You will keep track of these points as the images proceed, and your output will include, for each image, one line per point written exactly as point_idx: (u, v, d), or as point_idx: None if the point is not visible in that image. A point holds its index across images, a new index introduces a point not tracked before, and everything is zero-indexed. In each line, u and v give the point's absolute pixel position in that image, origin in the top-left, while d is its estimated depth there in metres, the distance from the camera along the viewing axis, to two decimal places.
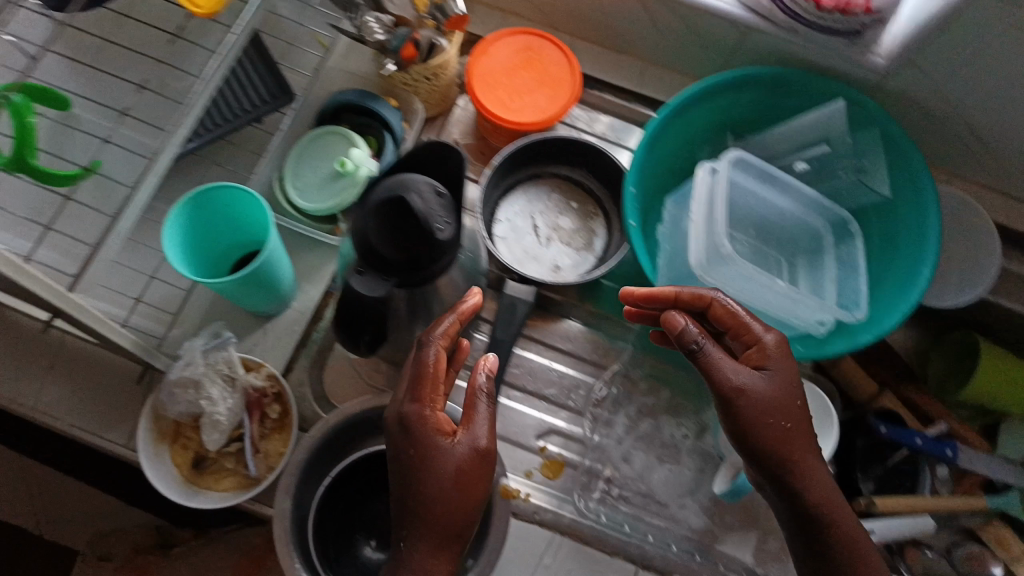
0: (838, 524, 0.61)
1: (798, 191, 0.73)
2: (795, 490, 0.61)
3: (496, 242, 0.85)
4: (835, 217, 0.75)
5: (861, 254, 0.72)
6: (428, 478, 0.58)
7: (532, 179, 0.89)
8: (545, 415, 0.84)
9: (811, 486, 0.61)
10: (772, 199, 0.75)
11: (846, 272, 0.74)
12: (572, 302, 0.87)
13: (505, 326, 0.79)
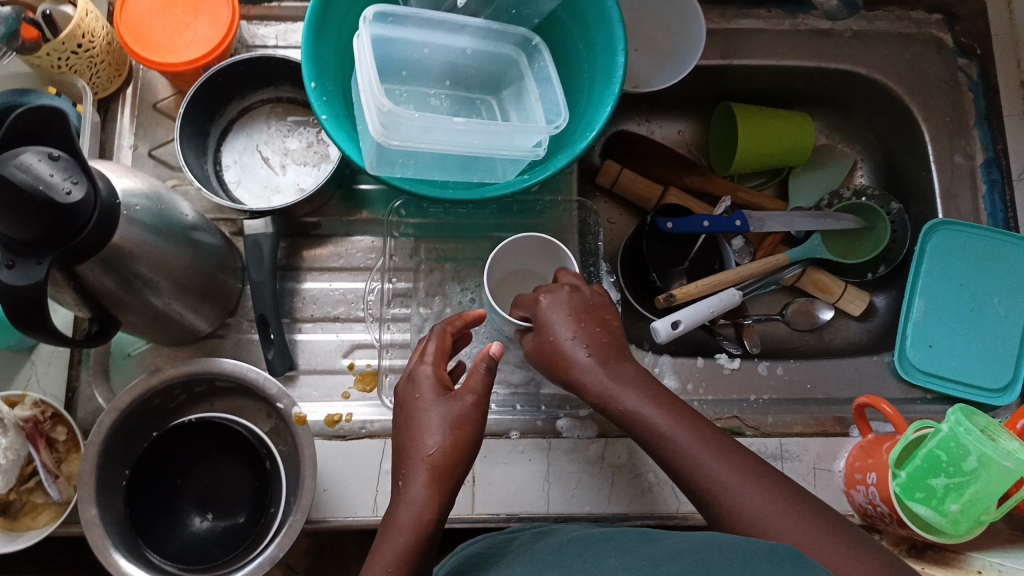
0: (674, 438, 0.58)
1: (469, 25, 0.72)
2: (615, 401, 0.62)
3: (233, 189, 0.83)
4: (517, 38, 0.74)
5: (551, 64, 0.72)
6: (455, 441, 0.59)
7: (245, 114, 0.86)
8: (342, 335, 0.82)
9: (639, 417, 0.59)
10: (450, 42, 0.73)
11: (545, 87, 0.73)
12: (331, 218, 0.85)
13: (257, 264, 0.76)
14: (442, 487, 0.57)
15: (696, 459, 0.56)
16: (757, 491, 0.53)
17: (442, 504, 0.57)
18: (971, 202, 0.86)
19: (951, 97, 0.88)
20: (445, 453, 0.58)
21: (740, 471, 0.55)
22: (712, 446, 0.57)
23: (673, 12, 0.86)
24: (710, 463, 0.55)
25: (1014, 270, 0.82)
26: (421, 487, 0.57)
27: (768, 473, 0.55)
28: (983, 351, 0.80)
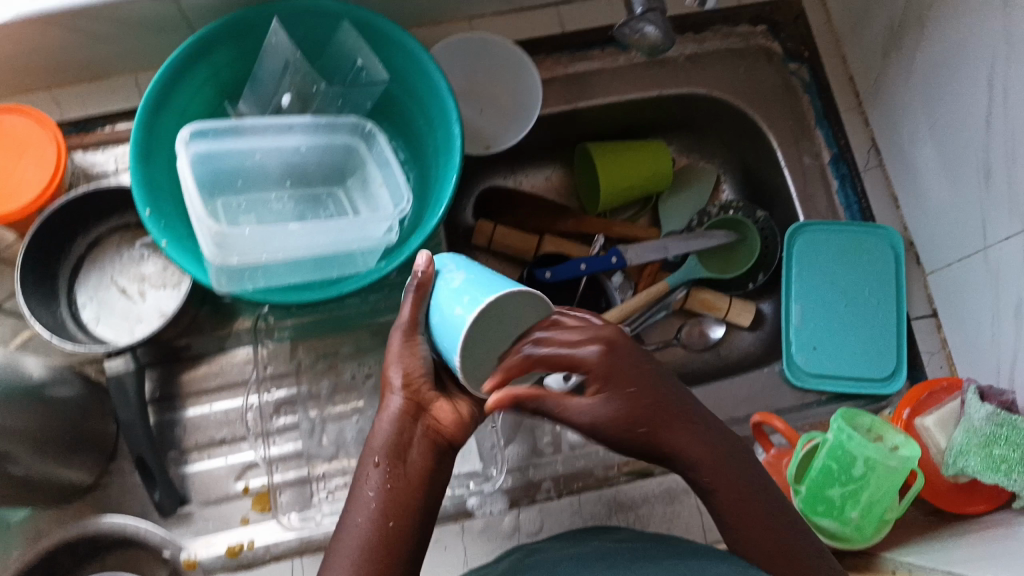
0: (691, 443, 0.53)
1: (296, 123, 0.70)
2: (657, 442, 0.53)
3: (93, 327, 0.79)
4: (349, 126, 0.72)
5: (387, 148, 0.71)
6: (400, 429, 0.54)
7: (95, 246, 0.81)
8: (231, 458, 0.78)
9: (667, 427, 0.53)
10: (281, 142, 0.71)
11: (386, 171, 0.72)
12: (202, 336, 0.80)
13: (125, 406, 0.73)
14: (398, 477, 0.53)
15: (713, 461, 0.54)
16: (739, 509, 0.53)
17: (410, 486, 0.52)
18: (826, 200, 0.89)
19: (789, 102, 0.91)
20: (393, 442, 0.53)
21: (745, 486, 0.54)
22: (722, 459, 0.54)
23: (510, 71, 0.85)
24: (730, 470, 0.54)
25: (878, 258, 0.84)
26: (377, 485, 0.52)
27: (758, 477, 0.55)
28: (864, 343, 0.82)
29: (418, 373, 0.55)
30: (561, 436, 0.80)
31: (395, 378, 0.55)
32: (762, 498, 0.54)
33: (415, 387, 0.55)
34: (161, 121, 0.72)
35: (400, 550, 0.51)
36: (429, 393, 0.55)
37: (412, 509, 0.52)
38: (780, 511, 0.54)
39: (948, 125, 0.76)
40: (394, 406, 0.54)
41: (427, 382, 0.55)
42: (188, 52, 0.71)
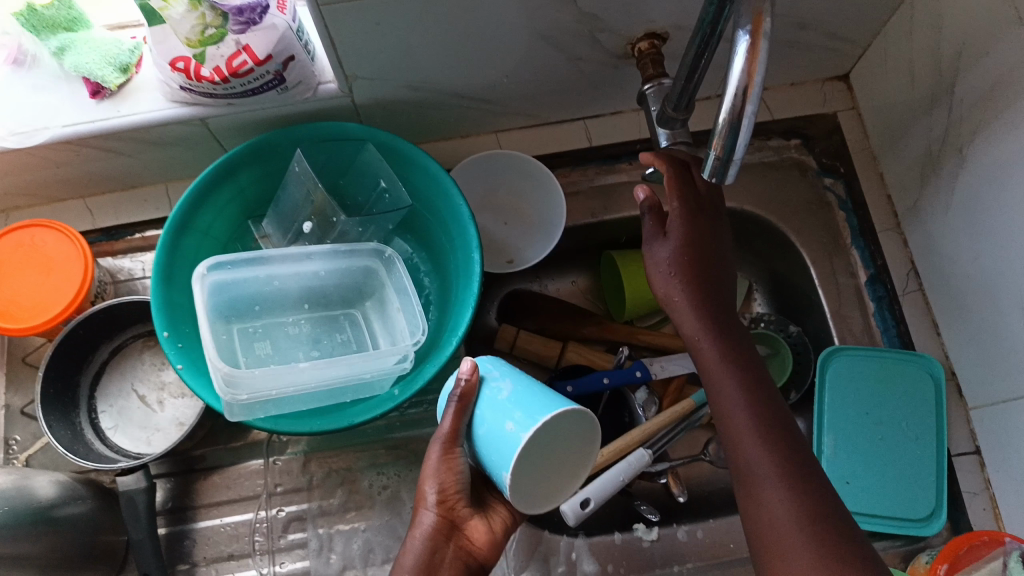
0: (746, 444, 0.63)
1: (315, 252, 0.71)
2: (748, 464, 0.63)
3: (110, 435, 0.81)
4: (368, 251, 0.73)
5: (405, 276, 0.71)
6: (432, 546, 0.58)
7: (117, 353, 0.84)
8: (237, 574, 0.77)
9: (740, 419, 0.64)
10: (300, 268, 0.72)
11: (404, 297, 0.72)
12: (217, 447, 0.81)
13: (135, 524, 0.74)
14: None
15: (747, 436, 0.64)
16: (776, 485, 0.61)
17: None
18: (862, 321, 0.85)
19: (821, 217, 0.88)
20: (419, 561, 0.57)
21: (765, 454, 0.62)
22: (759, 432, 0.63)
23: (534, 186, 0.87)
24: (753, 445, 0.63)
25: (917, 388, 0.80)
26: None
27: (779, 439, 0.63)
28: (902, 479, 0.78)
29: (454, 488, 0.60)
30: (575, 565, 0.78)
31: (429, 494, 0.59)
32: (801, 475, 0.61)
33: (450, 506, 0.60)
34: (186, 241, 0.74)
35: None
36: (460, 513, 0.60)
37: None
38: (812, 487, 0.60)
39: (985, 258, 0.73)
40: (426, 522, 0.59)
41: (460, 500, 0.60)
42: (216, 175, 0.73)
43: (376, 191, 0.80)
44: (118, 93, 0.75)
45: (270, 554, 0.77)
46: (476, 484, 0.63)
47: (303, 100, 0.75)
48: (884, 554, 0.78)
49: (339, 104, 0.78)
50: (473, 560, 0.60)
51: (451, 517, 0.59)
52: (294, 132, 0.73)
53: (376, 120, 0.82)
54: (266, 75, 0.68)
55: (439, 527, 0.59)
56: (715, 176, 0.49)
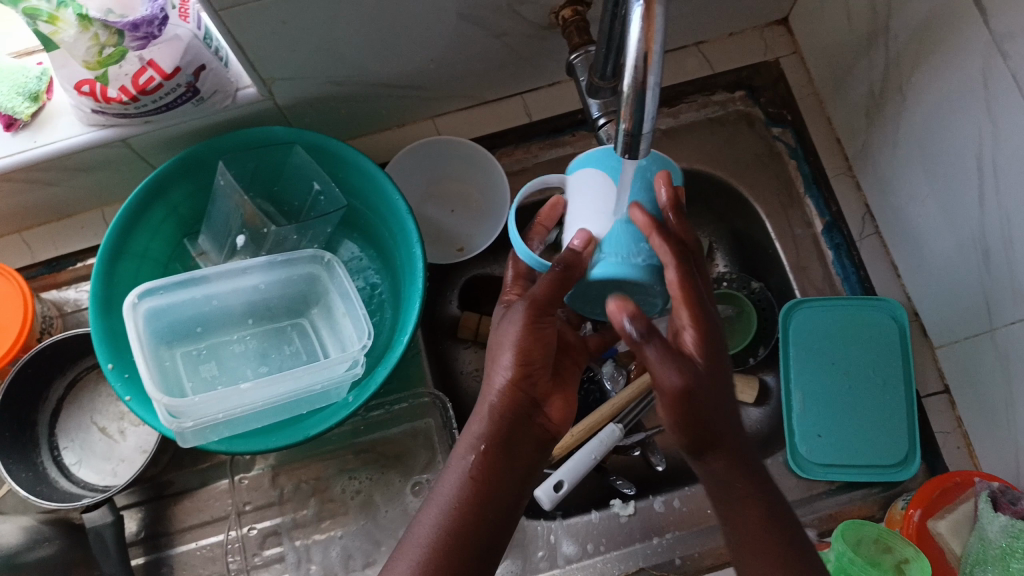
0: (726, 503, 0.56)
1: (250, 266, 0.69)
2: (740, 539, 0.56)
3: (75, 470, 0.79)
4: (306, 258, 0.71)
5: (345, 281, 0.69)
6: (508, 421, 0.60)
7: (73, 387, 0.82)
8: None
9: (736, 502, 0.56)
10: (238, 283, 0.71)
11: (347, 302, 0.70)
12: (184, 471, 0.80)
13: (107, 558, 0.72)
14: (496, 464, 0.59)
15: (742, 522, 0.56)
16: (768, 573, 0.55)
17: (491, 480, 0.59)
18: (821, 270, 0.85)
19: (775, 169, 0.87)
20: (496, 432, 0.60)
21: (762, 543, 0.56)
22: (756, 521, 0.56)
23: (477, 168, 0.85)
24: (750, 535, 0.56)
25: (881, 333, 0.79)
26: (473, 466, 0.59)
27: (776, 514, 0.56)
28: (872, 426, 0.77)
29: (528, 361, 0.59)
30: (555, 549, 0.77)
31: (508, 364, 0.59)
32: (795, 547, 0.56)
33: (525, 378, 0.60)
34: (121, 268, 0.71)
35: (477, 542, 0.58)
36: (543, 390, 0.62)
37: (492, 505, 0.59)
38: (803, 556, 0.56)
39: (935, 198, 0.72)
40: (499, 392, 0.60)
41: (540, 377, 0.61)
42: (146, 194, 0.71)
43: (310, 195, 0.78)
44: (32, 123, 0.72)
45: (247, 572, 0.76)
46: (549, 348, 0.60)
47: (223, 109, 0.72)
48: (862, 502, 0.77)
49: (263, 108, 0.75)
50: (543, 423, 0.62)
51: (534, 393, 0.61)
52: (218, 143, 0.71)
53: (306, 120, 0.80)
54: (178, 89, 0.65)
55: (518, 396, 0.60)
56: (629, 151, 0.48)
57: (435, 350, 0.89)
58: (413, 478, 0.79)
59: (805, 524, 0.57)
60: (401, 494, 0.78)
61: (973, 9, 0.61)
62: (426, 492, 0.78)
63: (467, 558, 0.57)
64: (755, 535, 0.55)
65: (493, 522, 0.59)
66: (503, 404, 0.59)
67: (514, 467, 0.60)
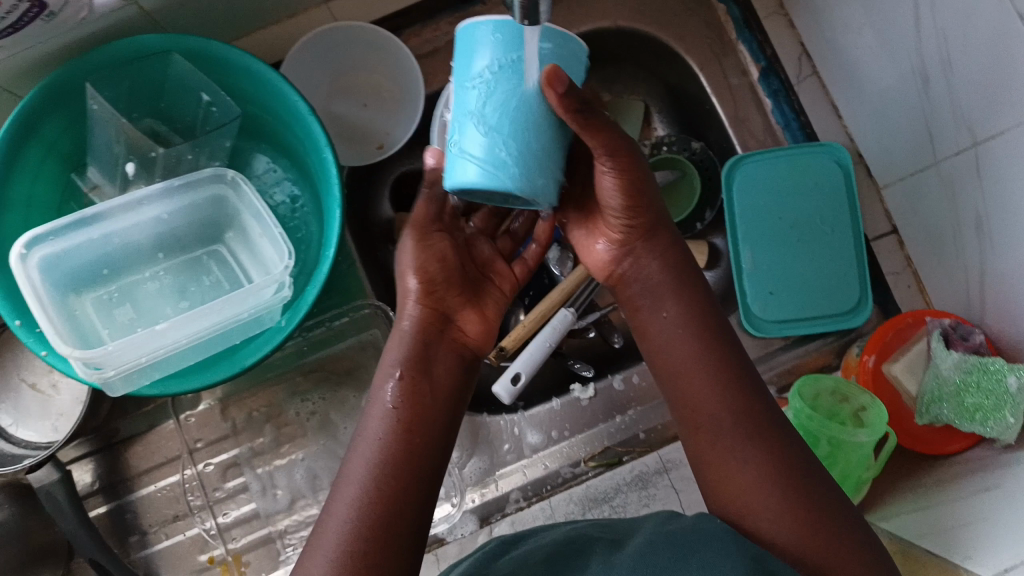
0: (691, 379, 0.55)
1: (145, 196, 0.63)
2: (706, 413, 0.54)
3: (14, 432, 0.75)
4: (208, 179, 0.65)
5: (255, 199, 0.64)
6: (422, 341, 0.57)
7: None
8: (187, 532, 0.75)
9: (680, 336, 0.56)
10: (137, 217, 0.65)
11: (262, 221, 0.65)
12: (129, 417, 0.77)
13: (62, 516, 0.70)
14: (417, 386, 0.56)
15: (685, 362, 0.55)
16: (714, 403, 0.54)
17: (416, 405, 0.56)
18: (762, 121, 0.80)
19: (706, 18, 0.81)
20: (413, 353, 0.57)
21: (706, 376, 0.54)
22: (698, 355, 0.55)
23: (383, 54, 0.77)
24: (694, 374, 0.55)
25: (826, 180, 0.76)
26: (394, 392, 0.56)
27: (717, 347, 0.56)
28: (824, 276, 0.76)
29: (429, 276, 0.58)
30: (520, 440, 0.77)
31: (411, 284, 0.58)
32: (739, 376, 0.55)
33: (430, 294, 0.58)
34: (5, 219, 0.64)
35: (418, 469, 0.54)
36: (449, 304, 0.60)
37: (421, 429, 0.55)
38: (749, 385, 0.54)
39: (874, 29, 0.67)
40: (412, 314, 0.58)
41: (445, 290, 0.59)
42: (14, 133, 0.63)
43: (201, 107, 0.71)
44: None
45: (212, 507, 0.75)
46: (438, 267, 0.59)
47: (79, 23, 0.63)
48: (818, 352, 0.77)
49: (127, 16, 0.66)
50: (459, 346, 0.60)
51: (440, 306, 0.59)
52: (83, 62, 0.63)
53: (183, 24, 0.71)
54: (19, 6, 0.56)
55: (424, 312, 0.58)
56: (526, 17, 0.42)
57: (372, 257, 0.85)
58: (367, 391, 0.77)
59: (750, 359, 0.56)
60: (357, 409, 0.76)
61: None
62: None
63: (408, 487, 0.53)
64: (724, 406, 0.53)
65: (428, 445, 0.55)
66: (414, 326, 0.58)
67: (440, 393, 0.57)
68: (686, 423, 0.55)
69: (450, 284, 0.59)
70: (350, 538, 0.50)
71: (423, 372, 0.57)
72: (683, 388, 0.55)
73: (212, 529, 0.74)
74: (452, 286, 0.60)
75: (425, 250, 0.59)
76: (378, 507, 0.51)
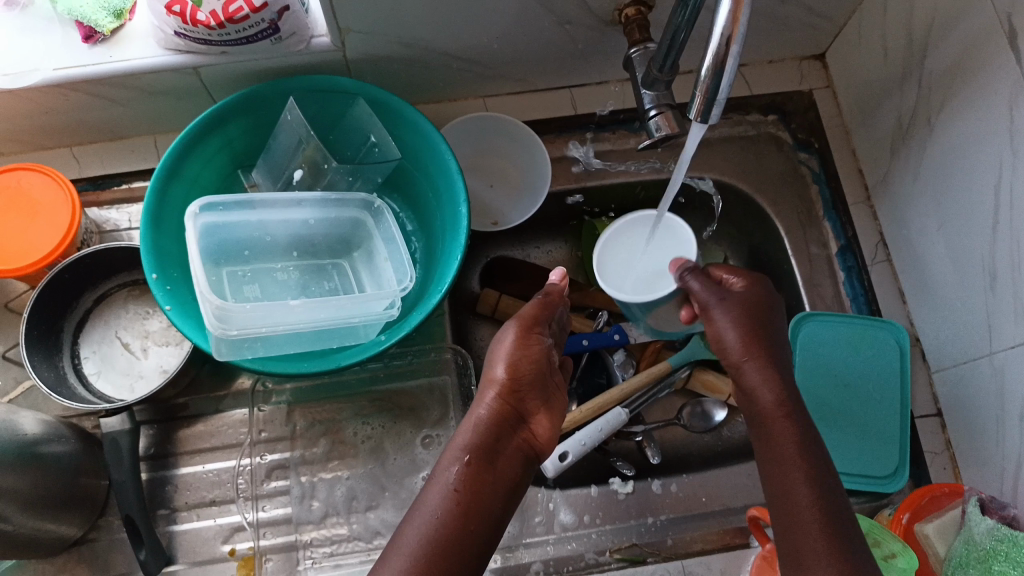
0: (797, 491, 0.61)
1: (305, 199, 0.73)
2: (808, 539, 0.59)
3: (93, 381, 0.80)
4: (357, 202, 0.75)
5: (393, 226, 0.73)
6: (494, 431, 0.64)
7: (101, 302, 0.84)
8: (219, 519, 0.77)
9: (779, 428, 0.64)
10: (290, 215, 0.74)
11: (391, 247, 0.74)
12: (200, 396, 0.81)
13: (118, 465, 0.74)
14: (483, 470, 0.62)
15: (791, 474, 0.62)
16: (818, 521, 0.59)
17: (470, 481, 0.61)
18: (832, 289, 0.89)
19: (797, 189, 0.92)
20: (480, 444, 0.63)
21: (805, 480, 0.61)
22: (809, 475, 0.61)
23: (522, 149, 0.89)
24: (801, 504, 0.60)
25: (881, 351, 0.83)
26: (458, 475, 0.61)
27: (818, 478, 0.61)
28: (865, 436, 0.81)
29: (515, 373, 0.65)
30: (553, 516, 0.79)
31: (499, 374, 0.66)
32: (833, 502, 0.60)
33: (510, 390, 0.65)
34: (175, 187, 0.74)
35: (470, 547, 0.59)
36: (526, 406, 0.66)
37: (477, 514, 0.60)
38: (838, 502, 0.61)
39: (947, 228, 0.77)
40: (489, 405, 0.65)
41: (527, 392, 0.66)
42: (207, 122, 0.74)
43: (365, 146, 0.81)
44: (111, 39, 0.76)
45: (252, 500, 0.77)
46: (525, 369, 0.66)
47: (295, 52, 0.76)
48: (848, 509, 0.81)
49: (331, 58, 0.79)
50: (525, 440, 0.66)
51: (518, 405, 0.66)
52: (287, 82, 0.74)
53: (367, 77, 0.84)
54: (261, 23, 0.69)
55: (502, 395, 0.65)
56: (702, 109, 0.55)
57: (454, 317, 0.93)
58: (424, 431, 0.81)
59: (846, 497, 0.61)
60: (411, 443, 0.81)
61: (1009, 52, 0.66)
62: (435, 445, 0.81)
63: (456, 542, 0.59)
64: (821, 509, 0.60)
65: (479, 529, 0.60)
66: (492, 406, 0.64)
67: (514, 486, 0.63)
68: (785, 539, 0.61)
69: (534, 379, 0.67)
70: None
71: (500, 463, 0.63)
72: (793, 494, 0.61)
73: (247, 522, 0.77)
74: (534, 382, 0.67)
75: (527, 344, 0.67)
76: (434, 552, 0.58)
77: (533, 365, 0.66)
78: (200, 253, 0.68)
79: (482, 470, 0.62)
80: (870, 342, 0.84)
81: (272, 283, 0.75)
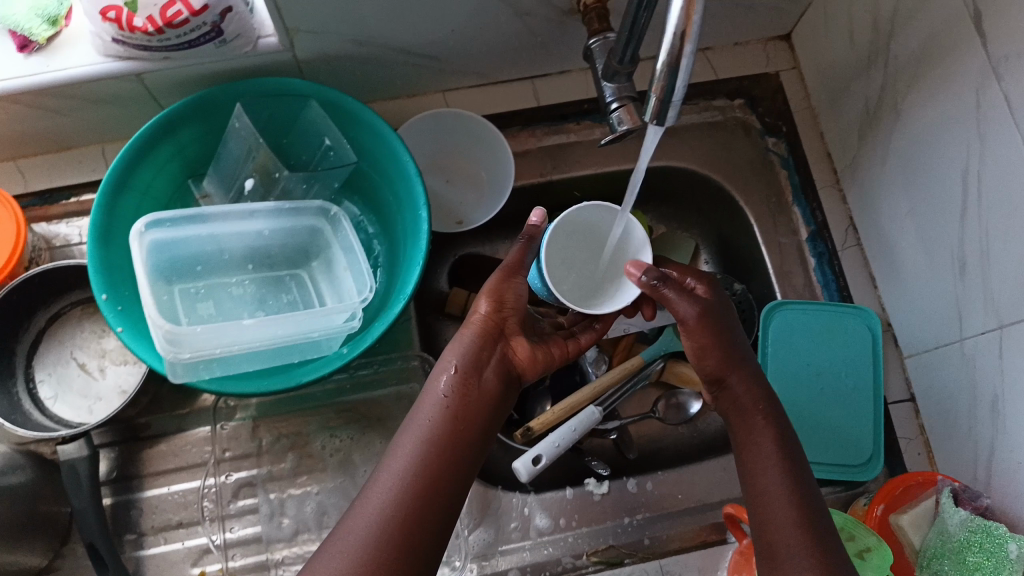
0: (771, 487, 0.62)
1: (256, 210, 0.71)
2: (789, 533, 0.60)
3: (50, 404, 0.77)
4: (313, 210, 0.73)
5: (351, 234, 0.71)
6: (480, 351, 0.62)
7: (55, 321, 0.81)
8: (187, 541, 0.76)
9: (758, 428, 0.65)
10: (244, 226, 0.71)
11: (350, 255, 0.72)
12: (162, 415, 0.79)
13: (78, 492, 0.71)
14: (471, 385, 0.61)
15: (767, 474, 0.63)
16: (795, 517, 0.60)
17: (458, 405, 0.60)
18: (803, 277, 0.88)
19: (766, 175, 0.91)
20: (469, 360, 0.61)
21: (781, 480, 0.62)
22: (785, 474, 0.63)
23: (485, 146, 0.87)
24: (777, 506, 0.61)
25: (852, 339, 0.83)
26: (446, 389, 0.60)
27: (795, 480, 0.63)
28: (839, 426, 0.81)
29: (501, 299, 0.65)
30: (528, 521, 0.78)
31: (486, 300, 0.65)
32: (810, 502, 0.62)
33: (496, 313, 0.65)
34: (123, 202, 0.71)
35: (457, 468, 0.58)
36: (510, 330, 0.65)
37: (465, 433, 0.59)
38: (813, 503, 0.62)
39: (916, 212, 0.76)
40: (475, 326, 0.64)
41: (512, 316, 0.65)
42: (153, 132, 0.70)
43: (320, 149, 0.79)
44: (47, 47, 0.72)
45: (220, 520, 0.76)
46: (510, 295, 0.65)
47: (242, 54, 0.72)
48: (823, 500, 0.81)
49: (281, 59, 0.75)
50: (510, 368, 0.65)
51: (502, 329, 0.65)
52: (234, 86, 0.71)
53: (320, 77, 0.81)
54: (203, 27, 0.66)
55: (489, 318, 0.64)
56: (658, 112, 0.53)
57: (422, 320, 0.91)
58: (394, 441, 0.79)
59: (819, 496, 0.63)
60: (380, 454, 0.79)
61: (975, 36, 0.64)
62: None
63: (425, 501, 0.56)
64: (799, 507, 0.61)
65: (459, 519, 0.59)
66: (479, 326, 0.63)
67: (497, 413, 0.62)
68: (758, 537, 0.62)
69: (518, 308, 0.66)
70: (392, 524, 0.55)
71: (487, 381, 0.62)
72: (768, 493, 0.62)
73: (215, 544, 0.75)
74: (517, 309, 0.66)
75: (511, 273, 0.66)
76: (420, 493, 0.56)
77: (517, 293, 0.66)
78: (147, 272, 0.65)
79: (470, 388, 0.61)
80: (840, 329, 0.83)
81: (227, 298, 0.72)
